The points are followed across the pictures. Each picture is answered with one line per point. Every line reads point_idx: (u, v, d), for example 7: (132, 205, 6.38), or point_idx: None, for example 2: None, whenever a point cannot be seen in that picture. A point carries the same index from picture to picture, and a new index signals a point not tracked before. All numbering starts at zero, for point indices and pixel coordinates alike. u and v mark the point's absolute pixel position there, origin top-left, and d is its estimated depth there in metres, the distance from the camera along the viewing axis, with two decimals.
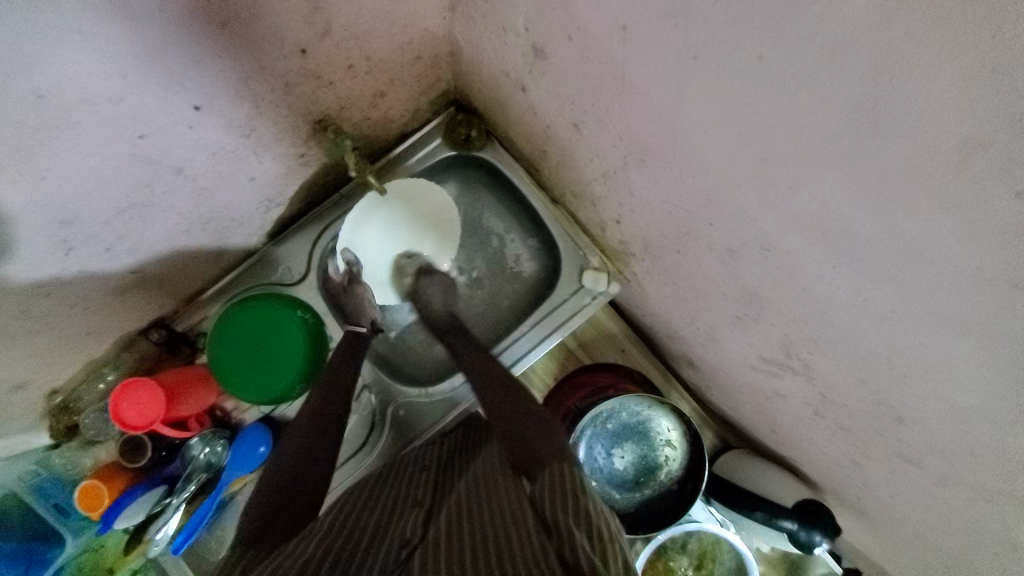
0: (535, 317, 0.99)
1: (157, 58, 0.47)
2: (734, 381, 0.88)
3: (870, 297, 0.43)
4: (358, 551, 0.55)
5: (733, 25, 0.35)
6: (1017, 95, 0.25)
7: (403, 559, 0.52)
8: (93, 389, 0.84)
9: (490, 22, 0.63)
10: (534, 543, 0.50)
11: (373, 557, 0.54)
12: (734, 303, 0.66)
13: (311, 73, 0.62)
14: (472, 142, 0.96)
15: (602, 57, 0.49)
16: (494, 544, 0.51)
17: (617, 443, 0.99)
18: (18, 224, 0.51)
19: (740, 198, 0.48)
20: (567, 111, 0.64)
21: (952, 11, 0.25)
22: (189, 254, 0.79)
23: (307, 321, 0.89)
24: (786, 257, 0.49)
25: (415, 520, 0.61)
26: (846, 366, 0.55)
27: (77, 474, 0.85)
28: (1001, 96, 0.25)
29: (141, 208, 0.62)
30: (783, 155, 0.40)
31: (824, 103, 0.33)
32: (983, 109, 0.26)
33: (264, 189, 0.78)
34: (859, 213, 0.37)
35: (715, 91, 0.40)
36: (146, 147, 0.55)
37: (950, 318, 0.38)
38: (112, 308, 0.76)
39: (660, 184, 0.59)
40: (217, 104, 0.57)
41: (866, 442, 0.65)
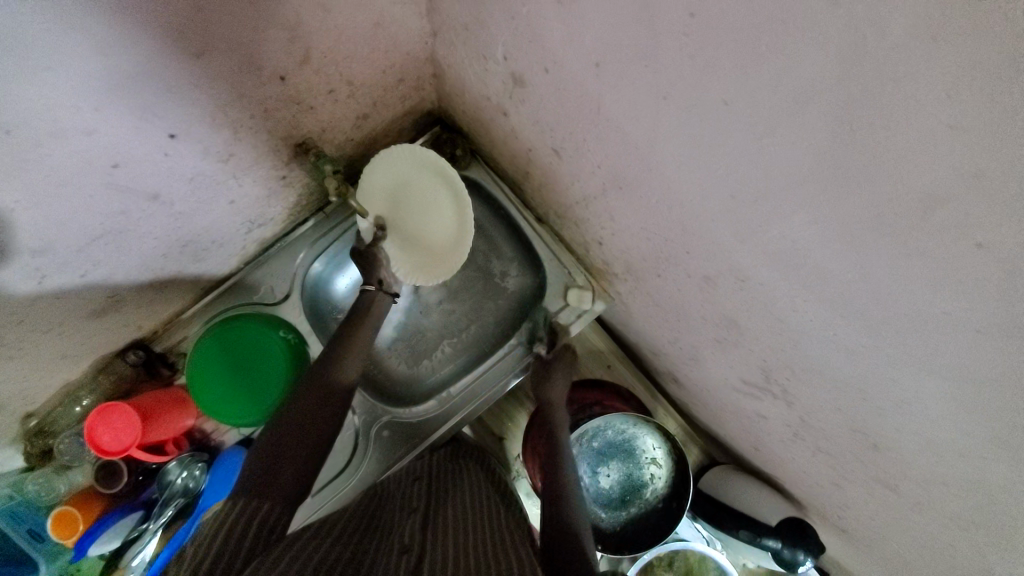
0: (519, 335, 0.99)
1: (131, 90, 0.46)
2: (717, 401, 0.88)
3: (842, 330, 0.44)
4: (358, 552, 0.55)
5: (700, 70, 0.35)
6: (970, 154, 0.25)
7: (406, 562, 0.52)
8: (69, 412, 0.83)
9: (470, 48, 0.64)
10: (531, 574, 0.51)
11: (374, 559, 0.54)
12: (714, 327, 0.66)
13: (291, 99, 0.62)
14: (457, 160, 0.96)
15: (578, 89, 0.50)
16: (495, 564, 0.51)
17: (603, 461, 0.99)
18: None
19: (715, 231, 0.48)
20: (547, 137, 0.64)
21: (905, 75, 0.25)
22: (168, 275, 0.78)
23: (288, 342, 0.89)
24: (761, 289, 0.50)
25: (411, 528, 0.62)
26: (823, 393, 0.56)
27: (51, 499, 0.83)
28: (956, 153, 0.26)
29: (117, 234, 0.62)
30: (751, 195, 0.40)
31: (789, 149, 0.34)
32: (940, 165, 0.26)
33: (245, 210, 0.77)
34: (829, 252, 0.38)
35: (687, 130, 0.40)
36: (120, 175, 0.54)
37: (918, 355, 0.38)
38: (88, 332, 0.75)
39: (638, 212, 0.59)
40: (195, 131, 0.57)
41: (844, 465, 0.65)
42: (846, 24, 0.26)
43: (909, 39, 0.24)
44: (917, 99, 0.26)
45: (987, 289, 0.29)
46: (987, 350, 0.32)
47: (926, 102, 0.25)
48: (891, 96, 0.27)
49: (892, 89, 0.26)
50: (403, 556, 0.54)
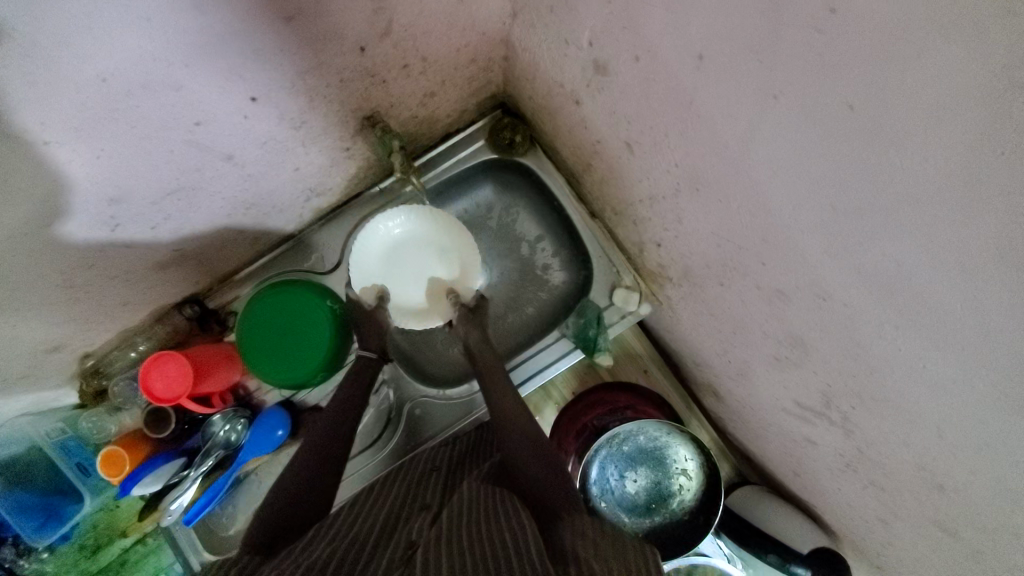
0: (560, 330, 0.99)
1: (221, 50, 0.47)
2: (760, 420, 0.85)
3: (934, 365, 0.41)
4: (365, 551, 0.55)
5: (827, 69, 0.32)
6: None
7: (406, 557, 0.51)
8: (124, 356, 0.87)
9: (552, 32, 0.62)
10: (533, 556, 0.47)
11: (378, 556, 0.53)
12: (775, 343, 0.63)
13: (367, 71, 0.62)
14: (515, 146, 0.95)
15: (670, 83, 0.48)
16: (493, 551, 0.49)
17: (631, 467, 0.96)
18: (73, 201, 0.52)
19: (802, 244, 0.46)
20: (622, 130, 0.62)
21: None
22: (228, 235, 0.80)
23: (335, 313, 0.90)
24: (844, 310, 0.47)
25: (421, 522, 0.61)
26: (892, 427, 0.53)
27: (102, 438, 0.86)
28: None
29: (189, 191, 0.63)
30: (855, 209, 0.37)
31: (915, 163, 0.31)
32: None
33: (307, 178, 0.78)
34: (938, 280, 0.35)
35: (793, 134, 0.38)
36: (200, 133, 0.55)
37: (1022, 401, 0.35)
38: (150, 283, 0.77)
39: (712, 217, 0.57)
40: (273, 96, 0.57)
41: (899, 504, 0.62)
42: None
43: None
44: None
45: None
46: None
47: None
48: None
49: None
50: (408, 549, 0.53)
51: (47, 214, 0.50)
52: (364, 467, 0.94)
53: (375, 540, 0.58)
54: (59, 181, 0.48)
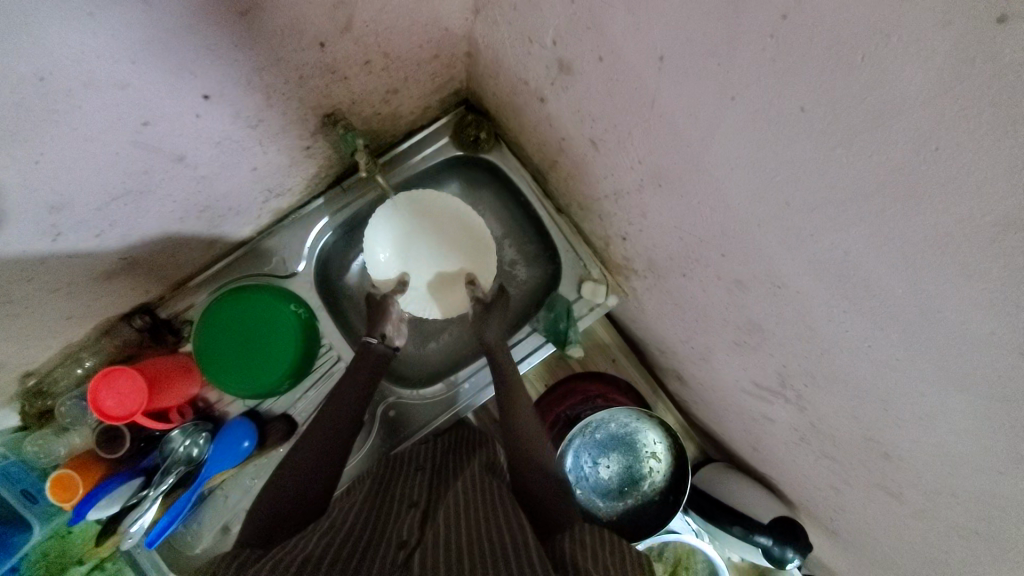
0: (531, 324, 0.99)
1: (172, 46, 0.44)
2: (722, 401, 0.90)
3: (878, 344, 0.44)
4: (358, 547, 0.55)
5: (780, 73, 0.34)
6: None
7: (402, 558, 0.52)
8: (70, 373, 0.81)
9: (515, 30, 0.62)
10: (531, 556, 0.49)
11: (373, 553, 0.54)
12: (734, 329, 0.67)
13: (328, 67, 0.60)
14: (480, 143, 0.95)
15: (634, 82, 0.49)
16: (489, 552, 0.50)
17: (603, 453, 1.00)
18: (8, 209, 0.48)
19: (759, 236, 0.48)
20: (586, 128, 0.64)
21: (1002, 100, 0.25)
22: (182, 240, 0.76)
23: (300, 316, 0.88)
24: (797, 296, 0.50)
25: (410, 522, 0.62)
26: (842, 402, 0.57)
27: (50, 462, 0.81)
28: None
29: (137, 195, 0.59)
30: (806, 203, 0.40)
31: (859, 161, 0.34)
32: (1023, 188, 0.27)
33: (266, 179, 0.75)
34: (881, 266, 0.38)
35: (750, 133, 0.40)
36: (149, 134, 0.52)
37: (953, 372, 0.39)
38: (97, 294, 0.73)
39: (674, 211, 0.59)
40: (228, 94, 0.54)
41: (849, 471, 0.67)
42: (953, 40, 0.25)
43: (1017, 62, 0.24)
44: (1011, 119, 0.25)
45: None
46: None
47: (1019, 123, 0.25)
48: (985, 114, 0.26)
49: (987, 111, 0.26)
50: (404, 550, 0.55)
51: None
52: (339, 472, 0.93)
53: (367, 537, 0.58)
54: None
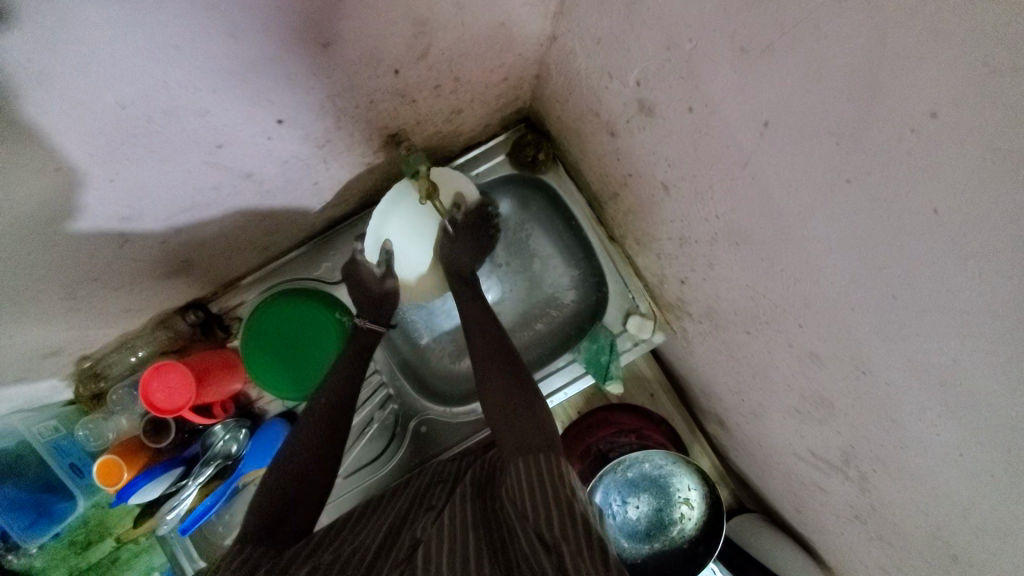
0: (572, 352, 0.96)
1: (252, 75, 0.44)
2: (765, 459, 0.84)
3: (978, 459, 0.38)
4: (368, 558, 0.56)
5: (915, 170, 0.30)
6: None
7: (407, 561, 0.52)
8: (124, 361, 0.84)
9: (595, 64, 0.59)
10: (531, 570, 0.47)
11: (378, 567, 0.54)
12: (798, 398, 0.61)
13: (397, 92, 0.59)
14: (537, 164, 0.93)
15: (725, 139, 0.46)
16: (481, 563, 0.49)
17: (634, 493, 0.96)
18: (81, 223, 0.49)
19: (850, 319, 0.44)
20: (660, 171, 0.61)
21: None
22: (239, 245, 0.77)
23: (343, 325, 0.88)
24: (883, 387, 0.45)
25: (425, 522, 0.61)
26: (914, 500, 0.50)
27: (99, 445, 0.84)
28: None
29: (202, 207, 0.60)
30: (919, 304, 0.36)
31: (995, 281, 0.29)
32: None
33: (325, 192, 0.75)
34: (999, 388, 0.33)
35: (861, 221, 0.36)
36: (221, 155, 0.52)
37: None
38: (157, 290, 0.74)
39: (749, 270, 0.55)
40: (300, 118, 0.54)
41: (905, 562, 0.58)
42: None
43: None
44: None
45: None
46: None
47: None
48: None
49: None
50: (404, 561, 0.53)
51: (49, 234, 0.47)
52: (364, 481, 0.92)
53: (379, 546, 0.59)
54: (66, 203, 0.45)
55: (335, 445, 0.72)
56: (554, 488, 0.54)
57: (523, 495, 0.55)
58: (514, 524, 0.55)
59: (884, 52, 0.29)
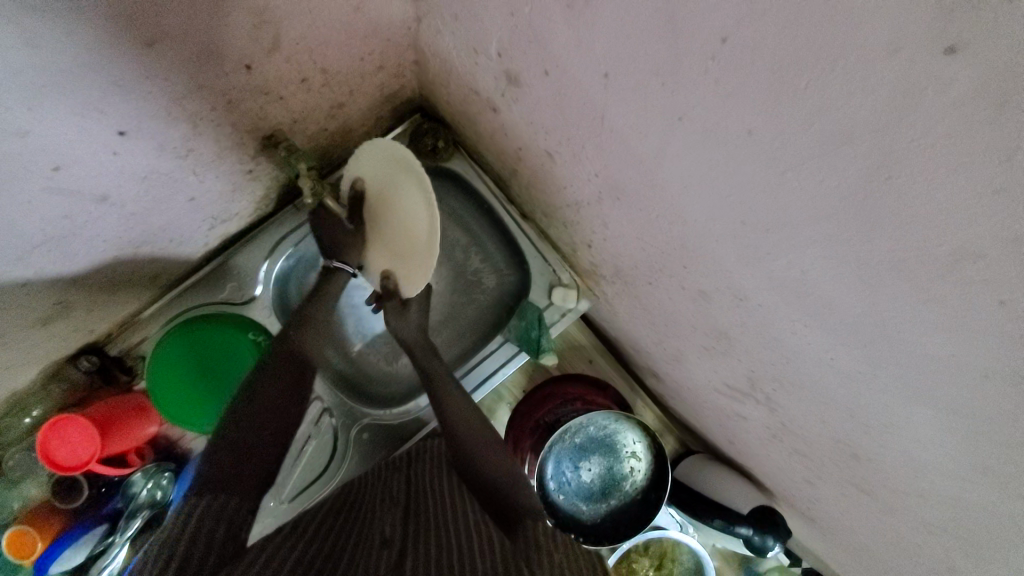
0: (504, 333, 0.97)
1: (73, 84, 0.41)
2: (695, 400, 0.88)
3: (841, 356, 0.42)
4: (338, 551, 0.51)
5: (726, 97, 0.32)
6: (999, 209, 0.24)
7: (387, 557, 0.49)
8: (18, 424, 0.77)
9: (459, 41, 0.60)
10: (516, 567, 0.45)
11: (351, 555, 0.50)
12: (703, 335, 0.64)
13: (258, 89, 0.56)
14: (439, 152, 0.92)
15: (580, 97, 0.47)
16: (464, 564, 0.46)
17: (584, 456, 0.97)
18: None
19: (719, 251, 0.46)
20: (541, 139, 0.62)
21: (923, 139, 0.25)
22: (124, 275, 0.71)
23: (258, 343, 0.84)
24: (759, 309, 0.48)
25: (390, 518, 0.58)
26: (811, 408, 0.54)
27: (4, 517, 0.75)
28: (985, 210, 0.24)
29: (60, 241, 0.55)
30: (762, 223, 0.38)
31: (812, 187, 0.32)
32: (965, 213, 0.25)
33: (209, 207, 0.71)
34: (838, 286, 0.36)
35: (700, 154, 0.38)
36: (62, 178, 0.48)
37: (911, 385, 0.37)
38: (36, 341, 0.68)
39: (635, 223, 0.57)
40: (147, 127, 0.51)
41: (821, 467, 0.62)
42: (900, 77, 0.24)
43: (950, 107, 0.23)
44: (952, 154, 0.24)
45: (1001, 334, 0.28)
46: (1014, 406, 0.31)
47: (957, 156, 0.24)
48: (922, 154, 0.25)
49: (908, 153, 0.26)
50: (382, 550, 0.50)
51: None
52: (313, 498, 0.88)
53: (345, 542, 0.54)
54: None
55: None
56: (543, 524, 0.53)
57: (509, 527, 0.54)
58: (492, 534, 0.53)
59: None
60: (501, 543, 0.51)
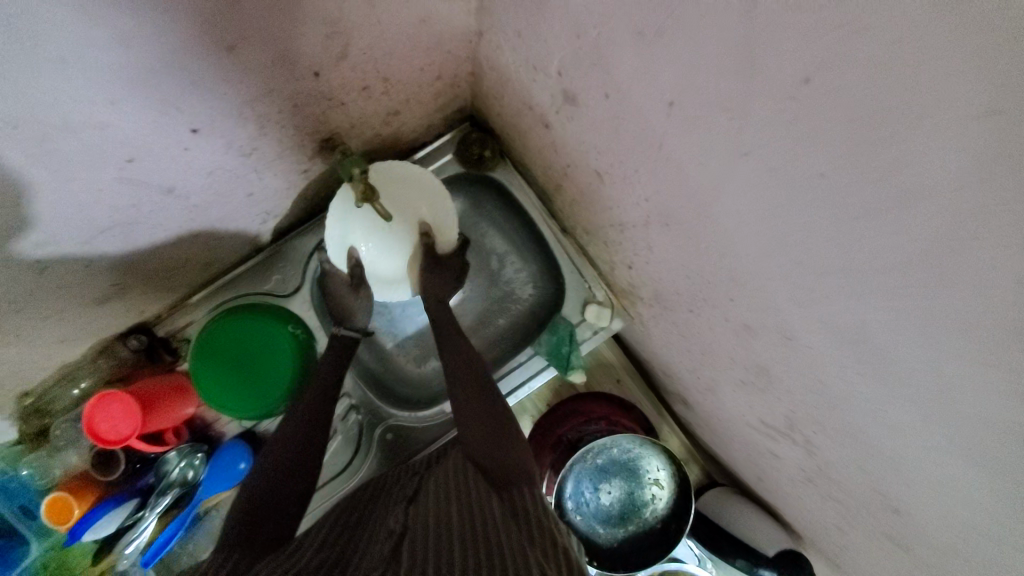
0: (534, 346, 0.97)
1: (155, 82, 0.43)
2: (726, 432, 0.86)
3: (896, 411, 0.40)
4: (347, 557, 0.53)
5: (799, 137, 0.32)
6: None
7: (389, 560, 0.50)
8: (67, 394, 0.81)
9: (520, 57, 0.60)
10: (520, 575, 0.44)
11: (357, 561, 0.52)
12: (742, 369, 0.63)
13: (323, 95, 0.58)
14: (485, 162, 0.93)
15: (640, 122, 0.47)
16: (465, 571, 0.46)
17: (605, 478, 0.96)
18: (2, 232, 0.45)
19: (771, 288, 0.45)
20: (592, 158, 0.62)
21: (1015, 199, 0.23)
22: (177, 261, 0.74)
23: (297, 337, 0.86)
24: (807, 350, 0.46)
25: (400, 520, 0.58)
26: (853, 458, 0.51)
27: (47, 482, 0.79)
28: None
29: (126, 227, 0.58)
30: (823, 265, 0.37)
31: (884, 236, 0.30)
32: None
33: (263, 203, 0.73)
34: (902, 338, 0.34)
35: (765, 190, 0.37)
36: (134, 170, 0.51)
37: (970, 450, 0.35)
38: (92, 317, 0.72)
39: (681, 249, 0.56)
40: (218, 126, 0.53)
41: (857, 518, 0.59)
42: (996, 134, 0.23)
43: None
44: None
45: None
46: None
47: None
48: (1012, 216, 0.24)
49: (995, 213, 0.24)
50: (389, 553, 0.51)
51: None
52: (335, 494, 0.90)
53: (354, 549, 0.55)
54: (12, 222, 0.45)
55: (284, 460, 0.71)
56: (546, 527, 0.52)
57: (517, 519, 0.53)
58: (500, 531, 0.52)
59: (758, 23, 0.30)
60: (506, 543, 0.50)
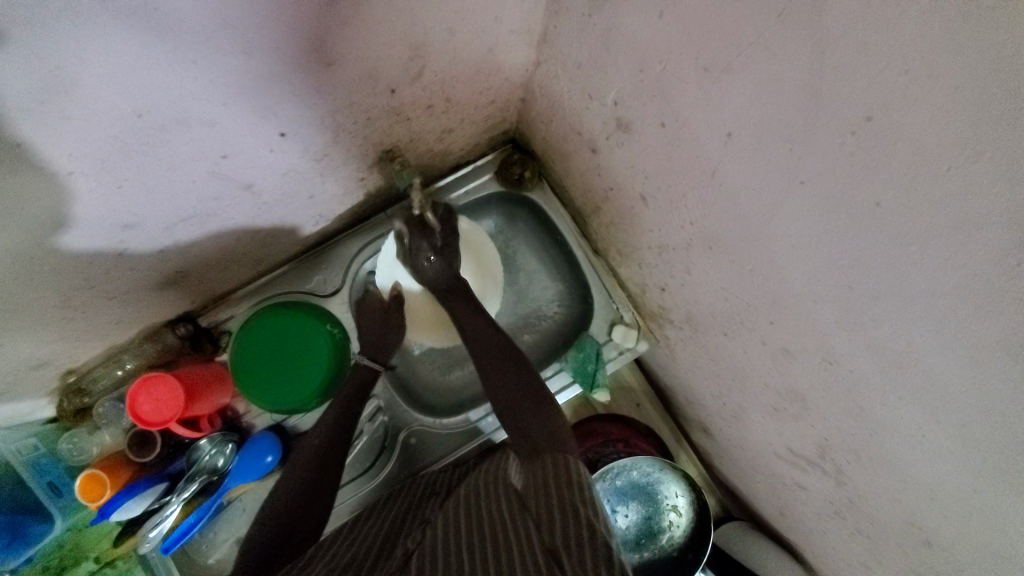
0: (560, 362, 0.99)
1: (261, 88, 0.48)
2: (748, 461, 0.86)
3: (936, 436, 0.41)
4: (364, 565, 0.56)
5: (859, 169, 0.35)
6: None
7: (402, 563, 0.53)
8: (110, 374, 0.83)
9: (576, 85, 0.65)
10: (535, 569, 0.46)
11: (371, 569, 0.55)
12: (774, 395, 0.64)
13: (393, 110, 0.63)
14: (524, 181, 0.97)
15: (695, 150, 0.51)
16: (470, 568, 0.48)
17: (624, 501, 0.95)
18: (70, 223, 0.48)
19: (816, 312, 0.47)
20: (638, 183, 0.65)
21: None
22: (234, 255, 0.78)
23: (335, 337, 0.89)
24: (848, 375, 0.48)
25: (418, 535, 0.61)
26: (885, 486, 0.52)
27: (83, 459, 0.82)
28: None
29: (203, 217, 0.62)
30: (872, 290, 0.39)
31: (934, 262, 0.33)
32: None
33: (320, 206, 0.78)
34: (945, 361, 0.36)
35: (818, 217, 0.41)
36: (225, 165, 0.55)
37: (1009, 477, 0.36)
38: (151, 301, 0.75)
39: (723, 273, 0.59)
40: (302, 131, 0.58)
41: (885, 553, 0.59)
42: None
43: None
44: None
45: None
46: None
47: None
48: None
49: None
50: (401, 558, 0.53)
51: (48, 220, 0.46)
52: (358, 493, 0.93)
53: (372, 559, 0.58)
54: (111, 201, 0.49)
55: (318, 466, 0.74)
56: (574, 509, 0.53)
57: (542, 503, 0.55)
58: (513, 527, 0.54)
59: (825, 66, 0.33)
60: (525, 538, 0.51)
